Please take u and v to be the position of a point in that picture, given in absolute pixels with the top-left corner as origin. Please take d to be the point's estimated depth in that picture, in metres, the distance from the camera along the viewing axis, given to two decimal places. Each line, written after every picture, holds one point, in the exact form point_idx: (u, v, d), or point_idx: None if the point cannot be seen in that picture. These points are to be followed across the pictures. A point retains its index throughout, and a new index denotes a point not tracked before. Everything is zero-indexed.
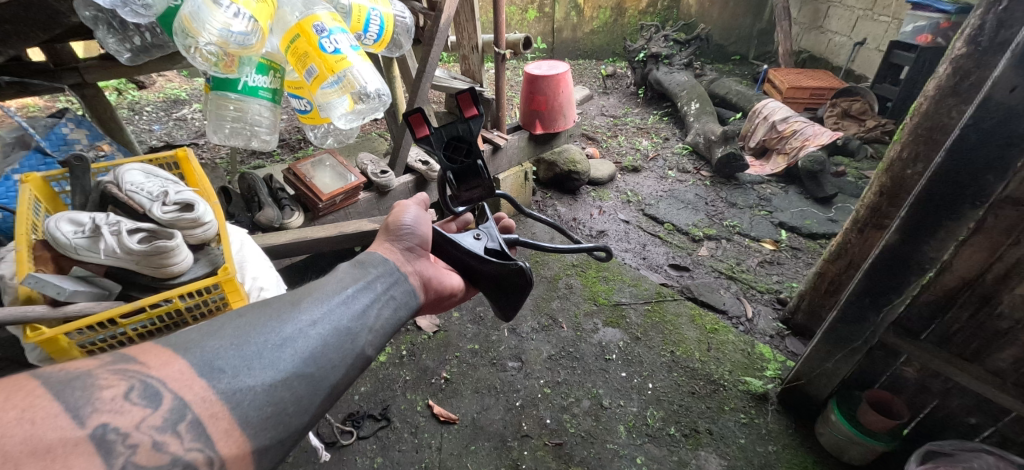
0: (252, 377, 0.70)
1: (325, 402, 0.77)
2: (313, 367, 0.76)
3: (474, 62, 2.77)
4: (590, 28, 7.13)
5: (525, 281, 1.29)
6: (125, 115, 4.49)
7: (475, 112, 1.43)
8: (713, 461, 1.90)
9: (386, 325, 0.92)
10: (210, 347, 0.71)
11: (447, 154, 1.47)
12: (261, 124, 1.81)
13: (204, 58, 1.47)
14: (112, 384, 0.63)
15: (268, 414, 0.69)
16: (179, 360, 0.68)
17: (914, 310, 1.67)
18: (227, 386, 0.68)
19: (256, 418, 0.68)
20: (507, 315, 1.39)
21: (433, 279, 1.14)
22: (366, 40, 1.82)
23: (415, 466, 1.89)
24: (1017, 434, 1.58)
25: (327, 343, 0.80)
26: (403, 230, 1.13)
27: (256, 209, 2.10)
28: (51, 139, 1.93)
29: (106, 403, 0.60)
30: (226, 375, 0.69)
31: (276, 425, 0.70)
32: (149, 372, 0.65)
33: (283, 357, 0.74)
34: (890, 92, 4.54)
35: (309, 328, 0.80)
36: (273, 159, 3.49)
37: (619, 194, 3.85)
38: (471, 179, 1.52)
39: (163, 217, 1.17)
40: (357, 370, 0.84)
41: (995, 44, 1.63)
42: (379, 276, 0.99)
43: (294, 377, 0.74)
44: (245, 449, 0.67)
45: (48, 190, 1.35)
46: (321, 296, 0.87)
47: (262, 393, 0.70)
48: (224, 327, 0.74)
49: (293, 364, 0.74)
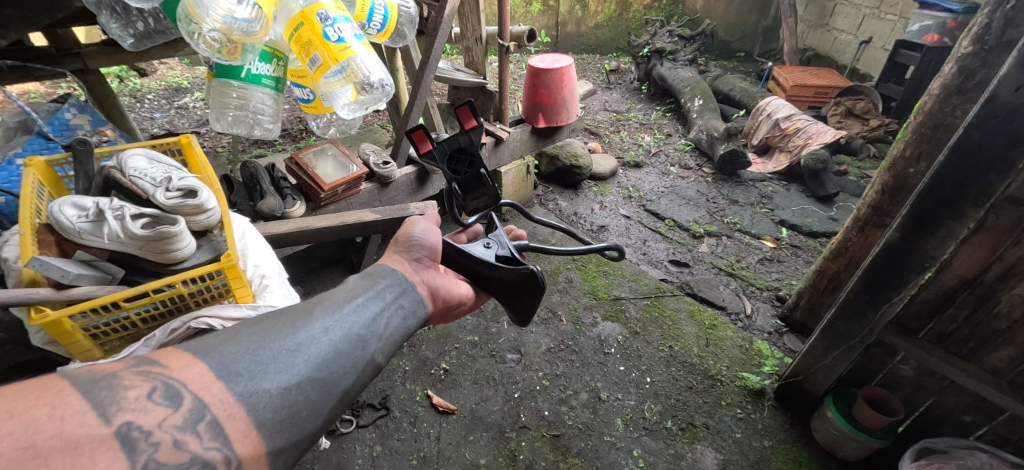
0: (268, 380, 0.68)
1: (338, 407, 0.75)
2: (326, 372, 0.74)
3: (478, 54, 2.76)
4: (595, 22, 7.08)
5: (537, 286, 1.24)
6: (127, 102, 4.48)
7: (474, 124, 1.52)
8: (709, 456, 1.91)
9: (396, 333, 0.90)
10: (227, 352, 0.69)
11: (450, 166, 1.55)
12: (264, 112, 1.80)
13: (207, 44, 1.48)
14: (136, 385, 0.61)
15: (283, 417, 0.67)
16: (199, 363, 0.66)
17: (912, 309, 1.71)
18: (244, 389, 0.66)
19: (271, 420, 0.66)
20: (523, 319, 1.35)
21: (441, 289, 1.13)
22: (370, 30, 1.81)
23: (413, 455, 1.91)
24: (1011, 433, 1.59)
25: (339, 350, 0.77)
26: (412, 242, 1.14)
27: (258, 198, 2.11)
28: (54, 124, 1.91)
29: (131, 402, 0.59)
30: (242, 379, 0.67)
31: (291, 428, 0.67)
32: (171, 374, 0.63)
33: (297, 362, 0.72)
34: (894, 91, 4.52)
35: (321, 335, 0.77)
36: (274, 148, 3.49)
37: (621, 190, 3.84)
38: (477, 189, 1.60)
39: (166, 203, 1.17)
40: (368, 378, 0.81)
41: (1001, 44, 1.62)
42: (388, 286, 0.97)
43: (307, 381, 0.71)
44: (261, 450, 0.64)
45: (51, 174, 1.35)
46: (333, 304, 0.84)
47: (276, 396, 0.67)
48: (239, 333, 0.72)
49: (307, 368, 0.72)
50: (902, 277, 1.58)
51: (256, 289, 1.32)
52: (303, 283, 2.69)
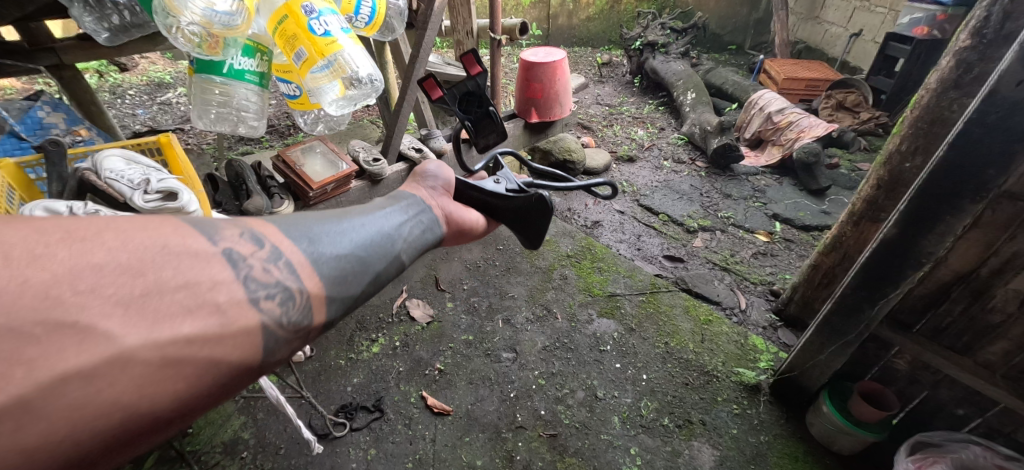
0: (325, 247, 0.81)
1: (371, 285, 0.88)
2: (365, 252, 0.88)
3: (469, 47, 2.70)
4: (586, 15, 7.02)
5: (545, 209, 1.39)
6: (107, 98, 4.34)
7: (479, 70, 1.71)
8: (706, 453, 1.91)
9: (417, 240, 1.05)
10: (290, 222, 0.81)
11: (462, 108, 1.82)
12: (249, 109, 1.74)
13: (187, 39, 1.42)
14: (229, 227, 0.71)
15: (337, 273, 0.80)
16: (271, 224, 0.78)
17: (907, 304, 1.72)
18: (309, 248, 0.79)
19: (329, 272, 0.79)
20: (535, 243, 1.54)
21: (454, 214, 1.30)
22: (358, 23, 1.76)
23: (409, 458, 1.88)
24: (1004, 425, 1.61)
25: (374, 239, 0.91)
26: (427, 175, 1.31)
27: (244, 197, 2.03)
28: (26, 124, 1.86)
29: (229, 235, 0.69)
30: (307, 241, 0.79)
31: (342, 283, 0.81)
32: (252, 226, 0.74)
33: (343, 241, 0.85)
34: (885, 84, 4.55)
35: (360, 227, 0.91)
36: (262, 146, 3.42)
37: (615, 184, 3.82)
38: (487, 128, 1.94)
39: (145, 207, 1.12)
40: (394, 270, 0.95)
41: (1000, 37, 1.58)
42: (411, 204, 1.14)
43: (352, 255, 0.85)
44: (323, 292, 0.77)
45: (22, 177, 1.28)
46: (363, 211, 0.98)
47: (332, 258, 0.81)
48: (297, 213, 0.84)
49: (351, 246, 0.86)
50: (900, 273, 1.56)
51: None
52: None
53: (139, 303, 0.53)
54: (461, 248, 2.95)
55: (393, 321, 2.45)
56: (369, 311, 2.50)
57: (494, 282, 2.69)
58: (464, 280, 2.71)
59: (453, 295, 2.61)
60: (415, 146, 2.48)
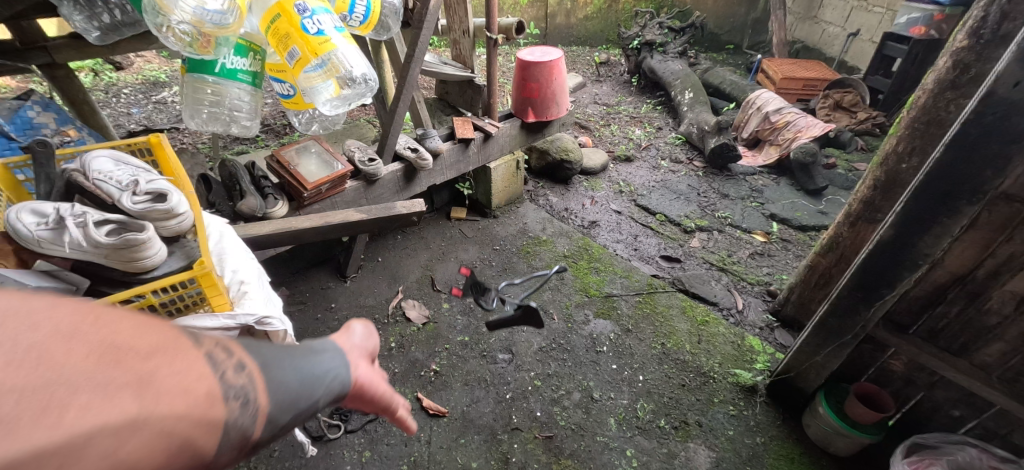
0: (284, 370, 0.61)
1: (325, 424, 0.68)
2: (326, 384, 0.68)
3: (465, 46, 2.69)
4: (584, 14, 7.00)
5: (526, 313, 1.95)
6: (102, 97, 4.31)
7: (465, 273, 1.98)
8: (702, 454, 1.90)
9: (373, 376, 0.84)
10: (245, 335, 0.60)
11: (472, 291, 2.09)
12: (241, 109, 1.72)
13: (178, 38, 1.42)
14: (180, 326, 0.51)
15: (296, 400, 0.61)
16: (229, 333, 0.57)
17: (904, 305, 1.71)
18: (273, 369, 0.59)
19: (290, 396, 0.60)
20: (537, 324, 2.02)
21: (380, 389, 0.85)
22: (352, 22, 1.74)
23: (403, 460, 1.87)
24: (1000, 427, 1.60)
25: (337, 372, 0.71)
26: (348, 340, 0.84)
27: (237, 198, 2.00)
28: (16, 123, 1.84)
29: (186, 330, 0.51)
30: (272, 361, 0.60)
31: (298, 410, 0.61)
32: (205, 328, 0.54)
33: (305, 366, 0.66)
34: (882, 84, 4.55)
35: (320, 353, 0.71)
36: (257, 145, 3.40)
37: (612, 184, 3.81)
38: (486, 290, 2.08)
39: (134, 208, 1.11)
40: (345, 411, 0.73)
41: (997, 37, 1.57)
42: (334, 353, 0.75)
43: (314, 386, 0.65)
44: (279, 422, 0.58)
45: (10, 178, 1.26)
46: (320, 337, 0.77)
47: (295, 382, 0.62)
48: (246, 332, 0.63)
49: (314, 376, 0.66)
50: (896, 274, 1.56)
51: (234, 296, 1.27)
52: (288, 285, 2.64)
53: (82, 391, 0.38)
54: (457, 249, 2.94)
55: (389, 322, 2.44)
56: (365, 312, 2.49)
57: (490, 283, 2.68)
58: (460, 281, 2.70)
59: (449, 296, 2.60)
60: (410, 146, 2.46)
